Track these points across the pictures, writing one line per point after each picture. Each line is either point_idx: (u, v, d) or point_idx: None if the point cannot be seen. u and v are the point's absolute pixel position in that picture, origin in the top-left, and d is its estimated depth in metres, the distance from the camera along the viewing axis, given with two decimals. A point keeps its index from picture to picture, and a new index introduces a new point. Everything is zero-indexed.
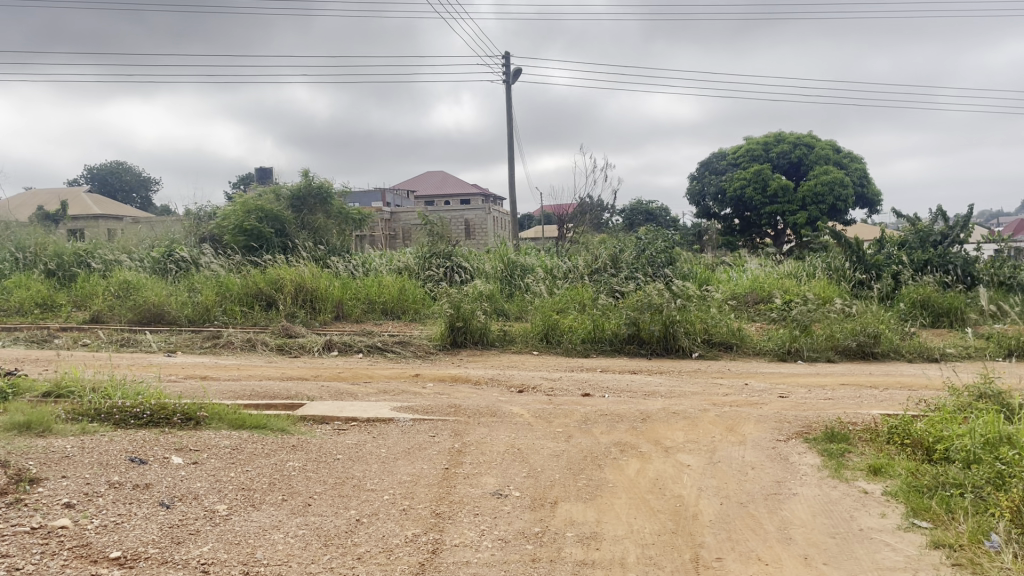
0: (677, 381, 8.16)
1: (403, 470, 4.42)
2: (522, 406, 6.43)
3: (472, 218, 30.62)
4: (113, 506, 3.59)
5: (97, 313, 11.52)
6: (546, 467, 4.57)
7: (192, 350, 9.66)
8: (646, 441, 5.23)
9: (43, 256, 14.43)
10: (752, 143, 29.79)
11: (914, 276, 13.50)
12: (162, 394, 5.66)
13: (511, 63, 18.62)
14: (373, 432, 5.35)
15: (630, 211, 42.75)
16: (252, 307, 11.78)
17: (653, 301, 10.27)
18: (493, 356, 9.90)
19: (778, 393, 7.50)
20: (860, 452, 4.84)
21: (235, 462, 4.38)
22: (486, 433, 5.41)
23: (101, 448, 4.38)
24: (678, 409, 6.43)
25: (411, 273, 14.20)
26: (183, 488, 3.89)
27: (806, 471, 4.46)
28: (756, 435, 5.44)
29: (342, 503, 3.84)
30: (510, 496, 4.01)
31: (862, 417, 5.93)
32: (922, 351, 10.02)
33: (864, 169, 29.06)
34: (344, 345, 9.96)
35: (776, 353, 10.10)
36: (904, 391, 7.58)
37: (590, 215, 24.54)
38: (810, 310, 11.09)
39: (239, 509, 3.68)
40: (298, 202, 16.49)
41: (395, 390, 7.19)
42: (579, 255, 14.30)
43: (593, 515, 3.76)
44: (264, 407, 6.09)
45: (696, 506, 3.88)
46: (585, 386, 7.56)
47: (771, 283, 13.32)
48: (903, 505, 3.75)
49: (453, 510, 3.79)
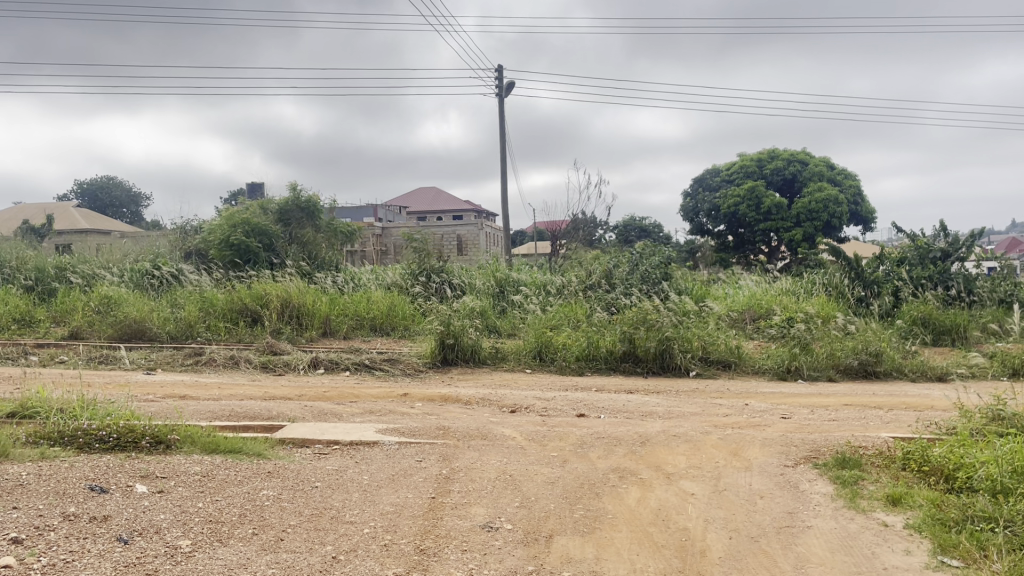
0: (676, 401, 7.86)
1: (386, 500, 4.10)
2: (515, 429, 6.10)
3: (464, 233, 30.36)
4: (66, 541, 3.26)
5: (76, 330, 11.16)
6: (540, 496, 4.25)
7: (173, 367, 9.32)
8: (647, 467, 4.91)
9: (22, 271, 14.06)
10: (745, 160, 29.63)
11: (914, 292, 13.28)
12: (132, 416, 5.32)
13: (503, 76, 18.38)
14: (356, 457, 5.03)
15: (623, 228, 42.57)
16: (237, 323, 11.44)
17: (649, 318, 10.00)
18: (484, 374, 9.59)
19: (780, 414, 7.19)
20: (876, 480, 4.53)
21: (204, 491, 4.04)
22: (476, 457, 5.09)
23: (59, 475, 4.04)
24: (679, 431, 6.10)
25: (401, 288, 13.89)
26: (144, 521, 3.56)
27: (819, 501, 4.16)
28: (763, 459, 5.15)
29: (318, 538, 3.52)
30: (502, 530, 3.70)
31: (872, 441, 5.62)
32: (925, 370, 9.77)
33: (858, 186, 28.96)
34: (331, 363, 9.63)
35: (776, 372, 9.81)
36: (911, 413, 7.31)
37: (582, 232, 24.31)
38: (811, 328, 10.83)
39: (204, 545, 3.35)
40: (285, 215, 16.16)
41: (381, 411, 6.86)
42: (572, 271, 14.01)
43: (591, 552, 3.45)
44: (242, 429, 5.75)
45: (704, 541, 3.57)
46: (580, 406, 7.26)
47: (768, 300, 13.07)
48: (929, 541, 3.46)
49: (438, 545, 3.47)
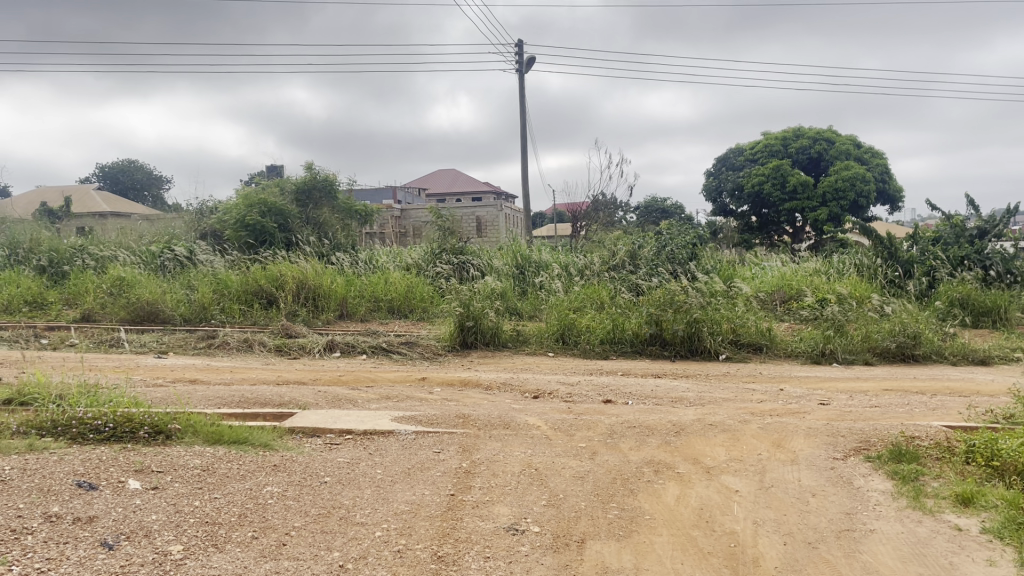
0: (707, 386, 7.46)
1: (400, 498, 3.74)
2: (538, 416, 5.72)
3: (484, 215, 29.98)
4: (45, 547, 2.93)
5: (88, 312, 10.91)
6: (569, 493, 3.88)
7: (185, 351, 9.02)
8: (683, 460, 4.52)
9: (35, 252, 13.82)
10: (770, 138, 28.96)
11: (951, 272, 12.74)
12: (133, 402, 4.99)
13: (524, 51, 17.90)
14: (369, 448, 4.69)
15: (645, 210, 41.97)
16: (252, 306, 11.14)
17: (676, 299, 9.57)
18: (505, 357, 9.23)
19: (819, 400, 6.77)
20: (939, 476, 4.12)
21: (202, 487, 3.71)
22: (498, 449, 4.72)
23: (45, 471, 3.70)
24: (715, 420, 5.69)
25: (419, 270, 13.53)
26: (133, 523, 3.22)
27: (879, 500, 3.76)
28: (809, 451, 4.74)
29: (325, 542, 3.17)
30: (528, 533, 3.33)
31: (927, 431, 5.18)
32: (967, 353, 9.30)
33: (886, 164, 28.26)
34: (347, 346, 9.30)
35: (809, 356, 9.37)
36: (957, 399, 6.88)
37: (603, 212, 23.85)
38: (845, 309, 10.39)
39: (197, 552, 3.00)
40: (302, 196, 15.80)
41: (398, 396, 6.51)
42: (594, 251, 13.57)
43: (630, 561, 3.07)
44: (249, 418, 5.41)
45: (756, 548, 3.19)
46: (606, 391, 6.88)
47: (799, 281, 12.58)
48: (1013, 550, 3.08)
49: (458, 552, 3.11)
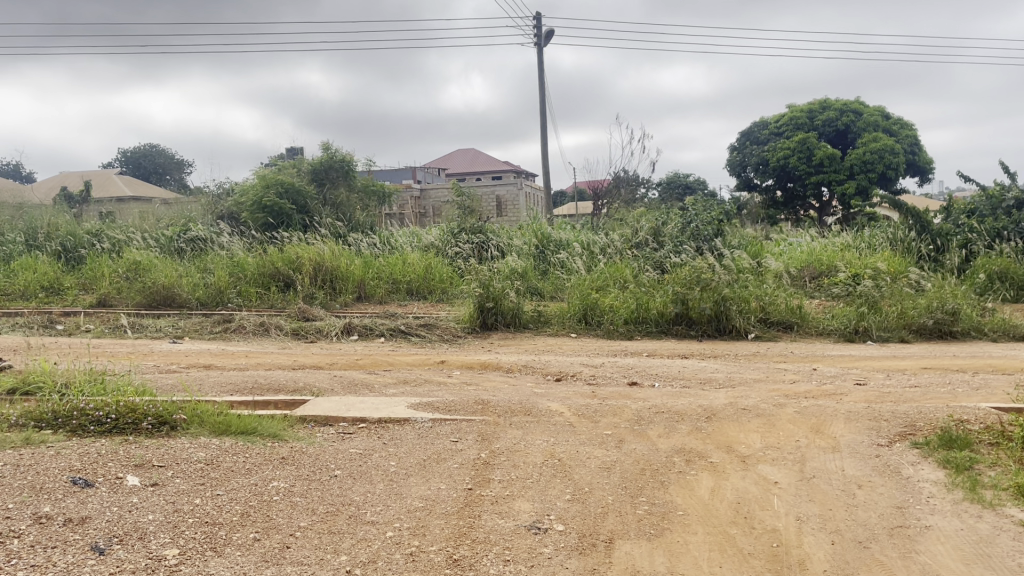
0: (736, 366, 7.17)
1: (414, 493, 3.50)
2: (561, 401, 5.46)
3: (504, 194, 29.66)
4: (30, 552, 2.70)
5: (104, 297, 10.76)
6: (595, 485, 3.62)
7: (201, 335, 8.85)
8: (716, 449, 4.24)
9: (52, 237, 13.71)
10: (796, 111, 28.33)
11: (988, 246, 12.28)
12: (138, 391, 4.79)
13: (543, 24, 17.49)
14: (384, 438, 4.45)
15: (667, 186, 41.52)
16: (269, 289, 10.94)
17: (703, 276, 9.21)
18: (527, 339, 8.97)
19: (854, 380, 6.46)
20: (995, 464, 3.81)
21: (205, 483, 3.49)
22: (520, 437, 4.47)
23: (39, 467, 3.49)
24: (747, 403, 5.40)
25: (439, 250, 13.28)
26: (127, 524, 3.00)
27: (932, 492, 3.46)
28: (851, 437, 4.44)
29: (331, 544, 2.94)
30: (552, 532, 3.07)
31: (975, 413, 4.85)
32: (1007, 329, 8.91)
33: (916, 135, 27.57)
34: (364, 329, 9.07)
35: (842, 334, 9.03)
36: (1000, 377, 6.56)
37: (625, 189, 23.47)
38: (879, 284, 10.00)
39: (194, 556, 2.78)
40: (319, 176, 15.56)
41: (416, 381, 6.29)
42: (617, 229, 13.25)
43: (663, 564, 2.82)
44: (260, 407, 5.21)
45: (802, 548, 2.91)
46: (631, 373, 6.62)
47: (830, 257, 12.18)
48: None
49: (476, 555, 2.86)
